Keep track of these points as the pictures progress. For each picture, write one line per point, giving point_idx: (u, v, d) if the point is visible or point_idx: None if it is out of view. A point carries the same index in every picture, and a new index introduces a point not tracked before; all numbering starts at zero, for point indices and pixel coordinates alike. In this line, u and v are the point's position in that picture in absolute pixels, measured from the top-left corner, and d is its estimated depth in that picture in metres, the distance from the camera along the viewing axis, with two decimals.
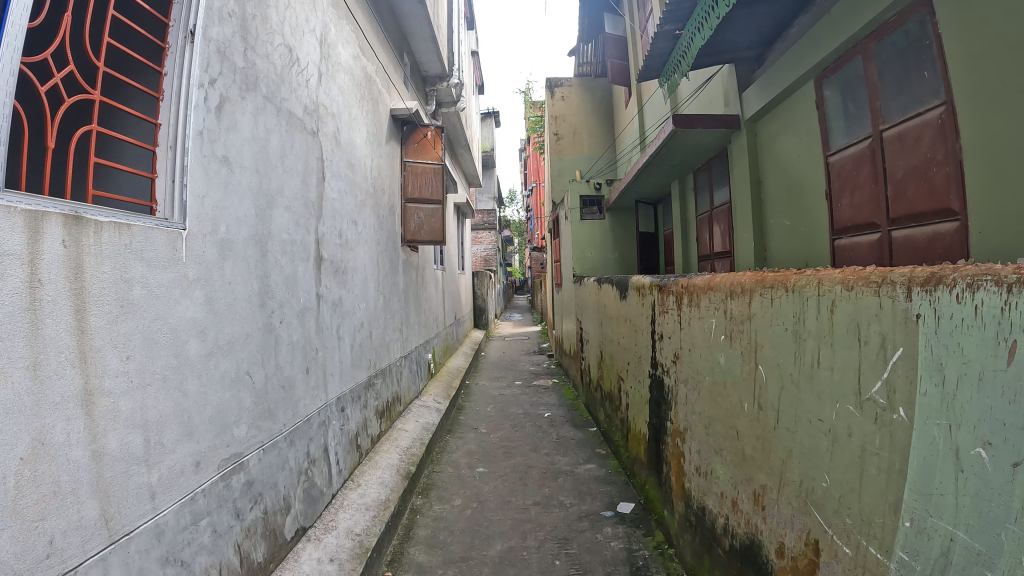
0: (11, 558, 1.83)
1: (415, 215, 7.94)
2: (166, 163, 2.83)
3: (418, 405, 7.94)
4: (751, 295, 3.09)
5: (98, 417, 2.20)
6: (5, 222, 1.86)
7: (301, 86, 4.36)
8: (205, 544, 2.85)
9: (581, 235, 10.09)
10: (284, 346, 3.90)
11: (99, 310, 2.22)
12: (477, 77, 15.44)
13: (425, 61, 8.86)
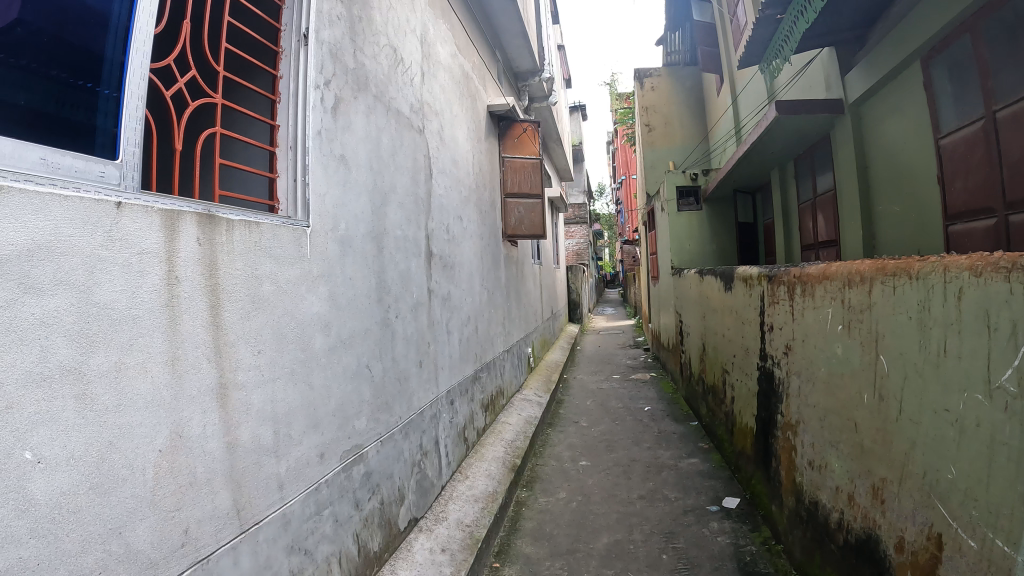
0: (149, 547, 1.99)
1: (515, 209, 8.09)
2: (287, 163, 3.04)
3: (519, 399, 8.07)
4: (871, 283, 2.98)
5: (231, 410, 2.38)
6: (144, 221, 2.05)
7: (406, 86, 4.50)
8: (327, 533, 3.04)
9: (679, 228, 9.88)
10: (400, 340, 4.07)
11: (232, 305, 2.42)
12: (565, 72, 15.48)
13: (517, 58, 8.96)
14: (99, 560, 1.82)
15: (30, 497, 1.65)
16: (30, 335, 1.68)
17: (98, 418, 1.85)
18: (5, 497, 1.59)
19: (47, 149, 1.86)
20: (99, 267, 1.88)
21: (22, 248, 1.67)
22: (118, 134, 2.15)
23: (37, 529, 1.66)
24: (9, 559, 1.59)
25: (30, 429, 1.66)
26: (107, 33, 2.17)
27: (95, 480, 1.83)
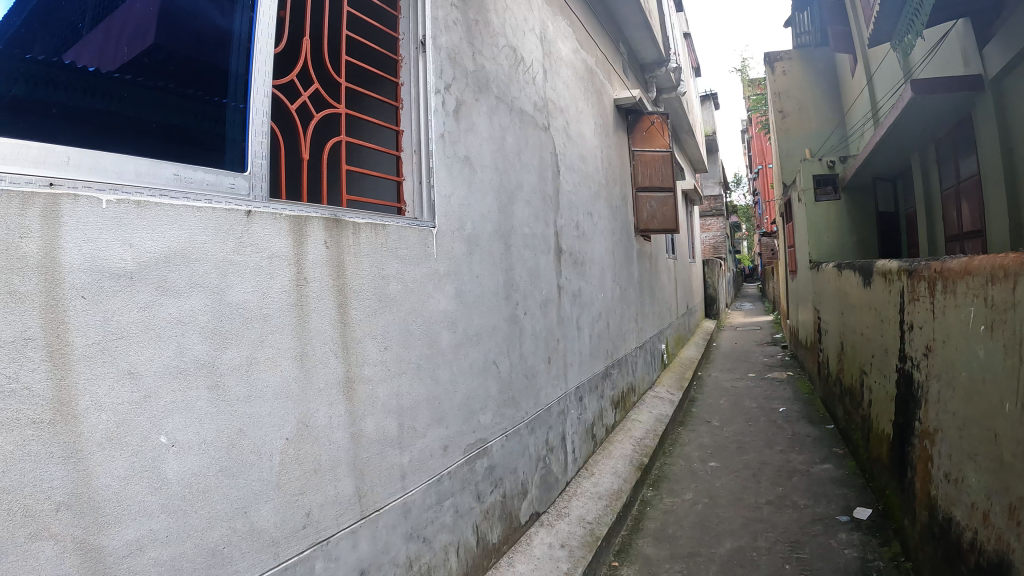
0: (272, 527, 2.07)
1: (647, 203, 8.00)
2: (412, 167, 3.19)
3: (650, 396, 7.96)
4: (1015, 280, 2.68)
5: (357, 401, 2.49)
6: (273, 228, 2.13)
7: (526, 86, 4.53)
8: (447, 523, 3.12)
9: (816, 219, 9.29)
10: (528, 337, 4.18)
11: (360, 305, 2.53)
12: (692, 61, 15.07)
13: (641, 49, 8.79)
14: (225, 536, 1.91)
15: (163, 476, 1.76)
16: (167, 333, 1.79)
17: (229, 408, 1.94)
18: (139, 474, 1.71)
19: (179, 165, 2.02)
20: (232, 270, 1.97)
21: (159, 257, 1.78)
22: (245, 147, 2.28)
23: (169, 505, 1.77)
24: (142, 530, 1.70)
25: (165, 415, 1.77)
26: (232, 51, 2.33)
27: (225, 463, 1.92)
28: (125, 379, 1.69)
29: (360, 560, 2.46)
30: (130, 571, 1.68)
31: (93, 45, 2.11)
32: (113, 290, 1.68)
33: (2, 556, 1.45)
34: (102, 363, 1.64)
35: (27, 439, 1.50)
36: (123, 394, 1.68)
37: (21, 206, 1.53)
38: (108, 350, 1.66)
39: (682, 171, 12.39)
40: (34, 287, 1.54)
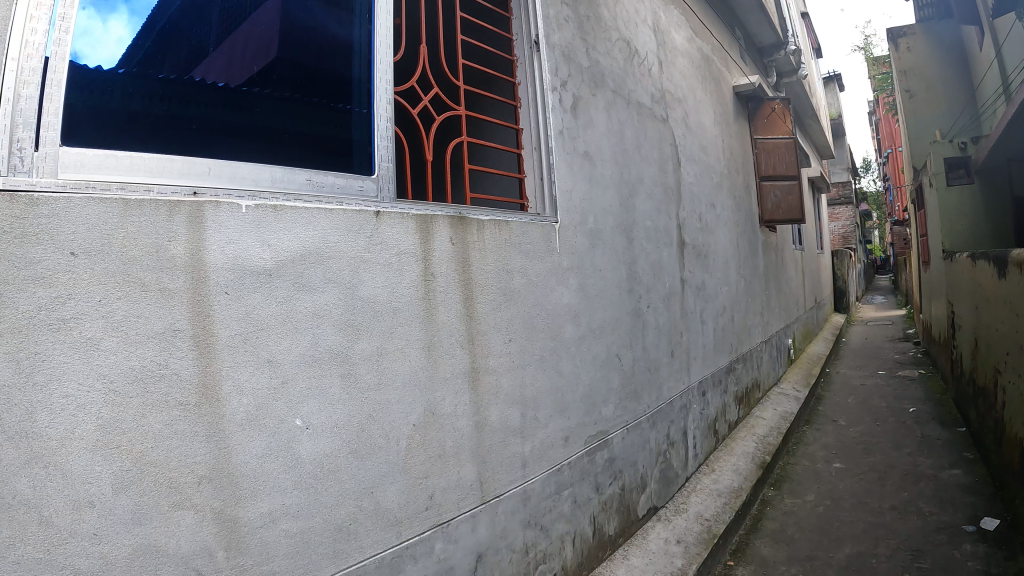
0: (396, 507, 2.07)
1: (770, 193, 7.43)
2: (534, 164, 2.92)
3: (774, 394, 7.61)
4: None
5: (482, 391, 2.43)
6: (400, 226, 2.17)
7: (656, 72, 4.22)
8: (565, 513, 2.82)
9: (949, 203, 8.56)
10: (652, 331, 3.70)
11: (486, 298, 2.49)
12: (811, 41, 14.17)
13: (758, 32, 8.32)
14: (352, 514, 1.95)
15: (298, 456, 1.84)
16: (303, 325, 1.88)
17: (361, 394, 2.01)
18: (274, 453, 1.80)
19: (311, 171, 2.17)
20: (363, 267, 2.05)
21: (296, 255, 1.88)
22: (372, 151, 2.39)
23: (301, 482, 1.84)
24: (276, 504, 1.79)
25: (302, 400, 1.86)
26: (353, 60, 2.46)
27: (354, 447, 1.98)
28: (264, 367, 1.80)
29: (478, 544, 2.35)
30: (263, 542, 1.76)
31: (219, 61, 2.20)
32: (253, 287, 1.80)
33: (146, 525, 1.60)
34: (244, 353, 1.76)
35: (174, 419, 1.65)
36: (263, 380, 1.79)
37: (168, 213, 1.68)
38: (250, 341, 1.78)
39: (807, 158, 11.81)
40: (182, 285, 1.68)
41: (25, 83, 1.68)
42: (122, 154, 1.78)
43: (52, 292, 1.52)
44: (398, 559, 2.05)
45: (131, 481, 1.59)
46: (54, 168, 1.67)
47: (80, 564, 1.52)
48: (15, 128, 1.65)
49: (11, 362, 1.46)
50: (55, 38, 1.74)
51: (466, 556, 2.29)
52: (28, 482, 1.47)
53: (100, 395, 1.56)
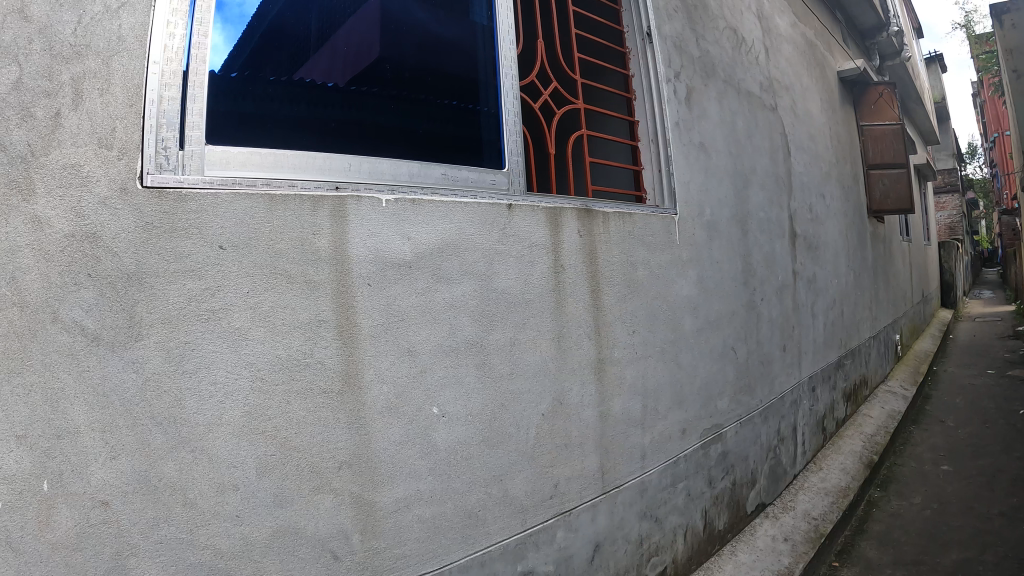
0: (523, 495, 2.14)
1: (878, 182, 7.16)
2: (652, 155, 2.92)
3: (880, 392, 7.33)
4: None
5: (607, 381, 2.49)
6: (532, 219, 2.25)
7: (763, 59, 4.12)
8: (678, 506, 2.81)
9: None
10: (765, 324, 3.63)
11: (611, 289, 2.53)
12: (914, 21, 13.44)
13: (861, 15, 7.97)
14: (482, 500, 2.03)
15: (434, 443, 1.94)
16: (441, 315, 2.00)
17: (494, 383, 2.10)
18: (413, 439, 1.90)
19: (447, 166, 2.23)
20: (497, 259, 2.14)
21: (434, 247, 2.00)
22: (502, 147, 2.41)
23: (435, 469, 1.94)
24: (411, 490, 1.88)
25: (438, 388, 1.97)
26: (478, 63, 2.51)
27: (487, 434, 2.07)
28: (405, 356, 1.91)
29: (595, 534, 2.37)
30: (396, 526, 1.84)
31: (319, 64, 2.19)
32: (394, 278, 1.91)
33: (287, 506, 1.69)
34: (385, 342, 1.87)
35: (317, 406, 1.75)
36: (403, 368, 1.90)
37: (312, 207, 1.78)
38: (391, 330, 1.88)
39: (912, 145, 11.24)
40: (326, 277, 1.79)
41: (168, 85, 1.76)
42: (266, 151, 1.85)
43: (201, 284, 1.64)
44: (522, 546, 2.10)
45: (275, 465, 1.68)
46: (200, 165, 1.76)
47: (221, 544, 1.62)
48: (161, 127, 1.72)
49: (162, 350, 1.59)
50: (196, 42, 1.83)
51: (585, 546, 2.32)
52: (176, 464, 1.59)
53: (247, 382, 1.66)
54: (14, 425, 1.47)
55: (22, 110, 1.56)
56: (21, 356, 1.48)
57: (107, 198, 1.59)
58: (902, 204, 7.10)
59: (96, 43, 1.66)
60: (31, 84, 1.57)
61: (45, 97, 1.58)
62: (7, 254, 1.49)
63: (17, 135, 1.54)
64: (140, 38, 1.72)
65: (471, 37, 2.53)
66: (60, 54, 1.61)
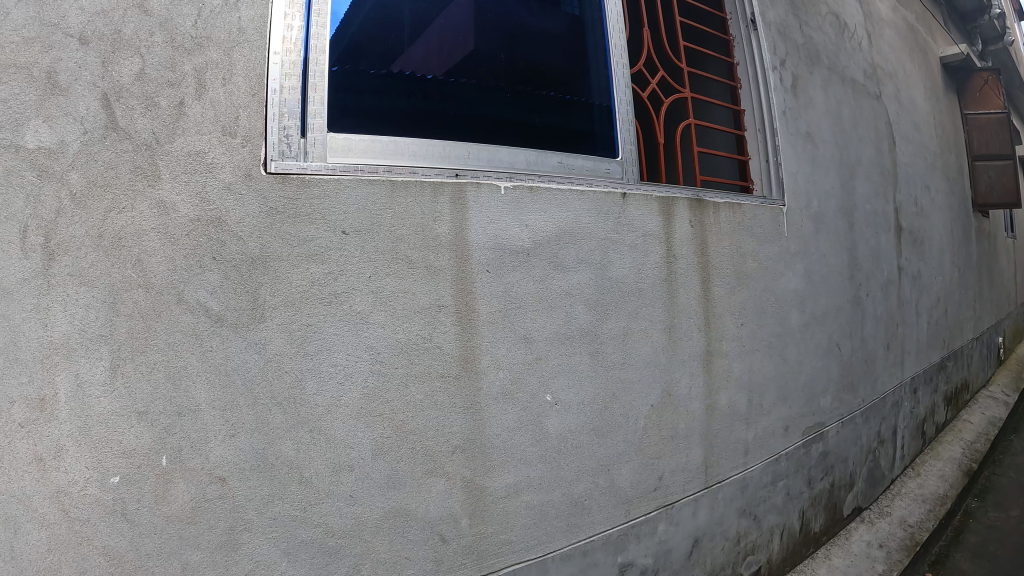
0: (628, 486, 2.21)
1: (984, 173, 6.82)
2: (759, 145, 2.92)
3: (982, 396, 6.97)
4: None
5: (715, 374, 2.50)
6: (646, 207, 2.29)
7: (865, 45, 3.97)
8: (777, 505, 2.76)
9: None
10: (870, 321, 3.51)
11: (722, 280, 2.53)
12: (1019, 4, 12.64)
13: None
14: (588, 490, 2.11)
15: (545, 430, 2.03)
16: (559, 303, 2.07)
17: (607, 372, 2.17)
18: (526, 426, 1.99)
19: (562, 154, 2.22)
20: (612, 248, 2.19)
21: (551, 236, 2.06)
22: (615, 136, 2.37)
23: (545, 456, 2.03)
24: (522, 476, 1.98)
25: (553, 376, 2.05)
26: (587, 52, 2.46)
27: (597, 423, 2.14)
28: (521, 342, 1.99)
29: (695, 529, 2.39)
30: (504, 512, 1.94)
31: (417, 53, 2.13)
32: (513, 265, 1.99)
33: (400, 489, 1.79)
34: (503, 329, 1.96)
35: (435, 390, 1.84)
36: (520, 355, 1.99)
37: (432, 194, 1.87)
38: (508, 317, 1.97)
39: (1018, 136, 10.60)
40: (445, 262, 1.88)
41: (288, 74, 1.81)
42: (386, 139, 1.90)
43: (325, 268, 1.73)
44: (624, 537, 2.17)
45: (390, 448, 1.78)
46: (323, 152, 1.83)
47: (333, 523, 1.71)
48: (283, 116, 1.78)
49: (284, 331, 1.68)
50: (314, 32, 1.87)
51: (684, 540, 2.35)
52: (297, 444, 1.68)
53: (366, 365, 1.76)
54: (136, 402, 1.55)
55: (146, 100, 1.63)
56: (146, 337, 1.57)
57: (231, 183, 1.67)
58: (1007, 197, 6.73)
59: (215, 35, 1.72)
60: (155, 75, 1.65)
61: (168, 87, 1.66)
62: (134, 238, 1.58)
63: (143, 123, 1.62)
64: (259, 30, 1.77)
65: (579, 23, 2.47)
66: (182, 46, 1.68)
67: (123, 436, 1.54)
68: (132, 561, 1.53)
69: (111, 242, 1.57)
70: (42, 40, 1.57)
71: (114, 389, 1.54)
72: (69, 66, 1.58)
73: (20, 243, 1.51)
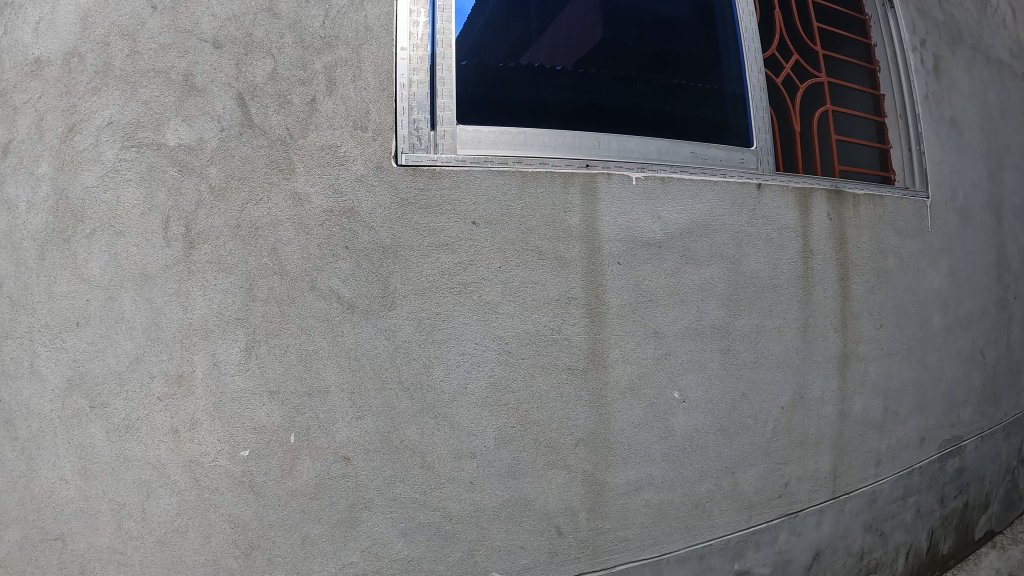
0: (752, 492, 2.14)
1: None
2: (900, 132, 2.81)
3: None
4: None
5: (850, 378, 2.38)
6: (781, 200, 2.21)
7: (1012, 23, 3.66)
8: (905, 521, 2.61)
9: None
10: (1017, 327, 3.24)
11: (861, 277, 2.40)
12: None
13: None
14: (712, 491, 2.06)
15: (672, 428, 2.00)
16: (691, 297, 2.02)
17: (739, 370, 2.11)
18: (653, 422, 1.96)
19: (695, 144, 2.14)
20: (747, 242, 2.12)
21: (684, 228, 2.02)
22: (749, 125, 2.32)
23: (670, 454, 2.00)
24: (643, 474, 1.96)
25: (682, 373, 2.01)
26: (718, 36, 2.37)
27: (724, 424, 2.08)
28: (652, 336, 1.96)
29: (818, 540, 2.29)
30: (623, 508, 1.93)
31: (545, 45, 2.10)
32: (644, 258, 1.96)
33: (521, 479, 1.83)
34: (633, 324, 1.94)
35: (561, 382, 1.86)
36: (650, 350, 1.96)
37: (564, 183, 1.88)
38: (640, 312, 1.95)
39: None
40: (576, 254, 1.88)
41: (416, 70, 1.84)
42: (515, 130, 1.91)
43: (455, 258, 1.78)
44: (743, 544, 2.11)
45: (514, 437, 1.82)
46: (452, 144, 1.84)
47: (451, 508, 1.78)
48: (412, 110, 1.81)
49: (413, 319, 1.75)
50: (440, 27, 1.88)
51: (805, 552, 2.26)
52: (421, 428, 1.75)
53: (494, 354, 1.80)
54: (269, 381, 1.68)
55: (279, 98, 1.73)
56: (281, 320, 1.69)
57: (363, 175, 1.74)
58: None
59: (343, 34, 1.78)
60: (287, 74, 1.74)
61: (300, 86, 1.74)
62: (270, 229, 1.69)
63: (277, 120, 1.72)
64: (385, 27, 1.81)
65: (707, 8, 2.37)
66: (312, 46, 1.76)
67: (255, 413, 1.68)
68: (255, 529, 1.68)
69: (248, 232, 1.69)
70: (178, 46, 1.71)
71: (247, 369, 1.68)
72: (205, 68, 1.71)
73: (164, 232, 1.67)
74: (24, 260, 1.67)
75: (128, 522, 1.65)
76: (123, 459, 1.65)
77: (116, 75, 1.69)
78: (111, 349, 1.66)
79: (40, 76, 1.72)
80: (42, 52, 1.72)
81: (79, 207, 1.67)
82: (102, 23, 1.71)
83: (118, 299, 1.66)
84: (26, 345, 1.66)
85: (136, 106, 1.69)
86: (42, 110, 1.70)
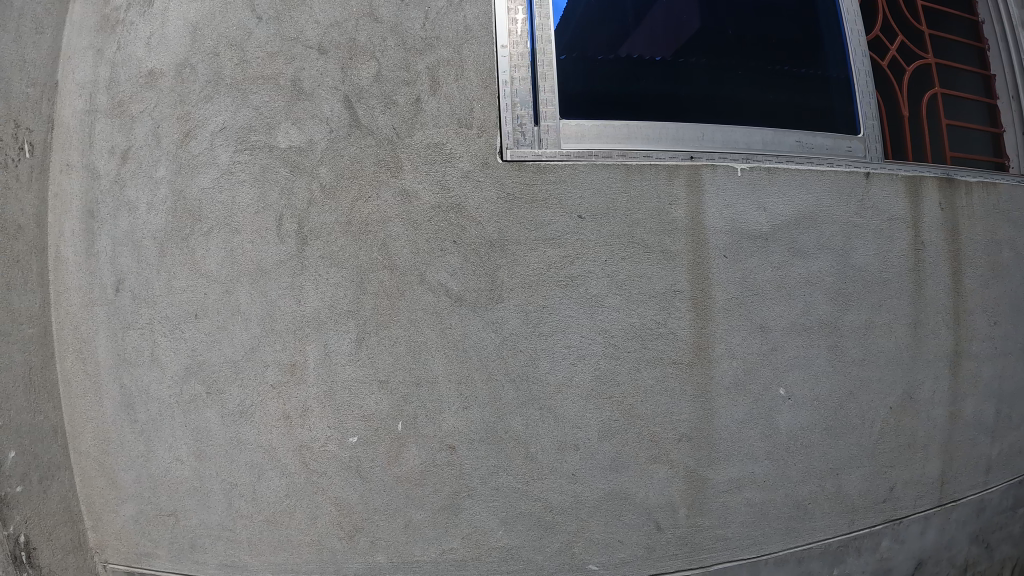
0: (856, 494, 2.07)
1: None
2: (1012, 115, 2.67)
3: None
4: None
5: (962, 379, 2.25)
6: (892, 190, 2.12)
7: None
8: (1014, 534, 2.45)
9: None
10: None
11: (974, 272, 2.27)
12: None
13: None
14: (813, 493, 2.00)
15: (776, 427, 1.95)
16: (797, 291, 1.97)
17: (845, 368, 2.04)
18: (756, 419, 1.93)
19: (800, 133, 2.12)
20: (855, 233, 2.05)
21: (792, 220, 1.97)
22: (855, 111, 2.25)
23: (773, 453, 1.96)
24: (745, 472, 1.93)
25: (788, 369, 1.96)
26: (822, 20, 2.29)
27: (830, 423, 2.02)
28: (757, 332, 1.93)
29: (921, 549, 2.19)
30: (723, 507, 1.91)
31: (643, 36, 2.06)
32: (751, 250, 1.93)
33: (624, 472, 1.84)
34: (739, 319, 1.91)
35: (666, 375, 1.86)
36: (755, 345, 1.93)
37: (668, 177, 1.86)
38: (746, 306, 1.92)
39: None
40: (681, 248, 1.87)
41: (518, 66, 1.87)
42: (619, 123, 1.91)
43: (562, 252, 1.80)
44: (844, 549, 2.05)
45: (617, 431, 1.83)
46: (556, 138, 1.87)
47: (551, 500, 1.81)
48: (516, 106, 1.85)
49: (520, 313, 1.79)
50: (539, 24, 1.90)
51: (907, 561, 2.17)
52: (527, 419, 1.79)
53: (598, 347, 1.82)
54: (378, 370, 1.76)
55: (385, 99, 1.80)
56: (392, 311, 1.77)
57: (469, 171, 1.79)
58: None
59: (443, 35, 1.83)
60: (391, 76, 1.81)
61: (404, 86, 1.81)
62: (380, 225, 1.77)
63: (383, 120, 1.80)
64: (485, 26, 1.86)
65: None
66: (414, 47, 1.82)
67: (364, 401, 1.76)
68: (359, 512, 1.78)
69: (359, 227, 1.77)
70: (285, 53, 1.81)
71: (357, 358, 1.76)
72: (311, 74, 1.80)
73: (277, 230, 1.78)
74: (145, 257, 1.84)
75: (239, 501, 1.80)
76: (238, 442, 1.79)
77: (226, 83, 1.82)
78: (227, 339, 1.79)
79: (154, 87, 1.86)
80: (155, 64, 1.86)
81: (196, 208, 1.81)
82: (210, 35, 1.83)
83: (235, 293, 1.79)
84: (146, 338, 1.84)
85: (247, 111, 1.81)
86: (159, 119, 1.84)
